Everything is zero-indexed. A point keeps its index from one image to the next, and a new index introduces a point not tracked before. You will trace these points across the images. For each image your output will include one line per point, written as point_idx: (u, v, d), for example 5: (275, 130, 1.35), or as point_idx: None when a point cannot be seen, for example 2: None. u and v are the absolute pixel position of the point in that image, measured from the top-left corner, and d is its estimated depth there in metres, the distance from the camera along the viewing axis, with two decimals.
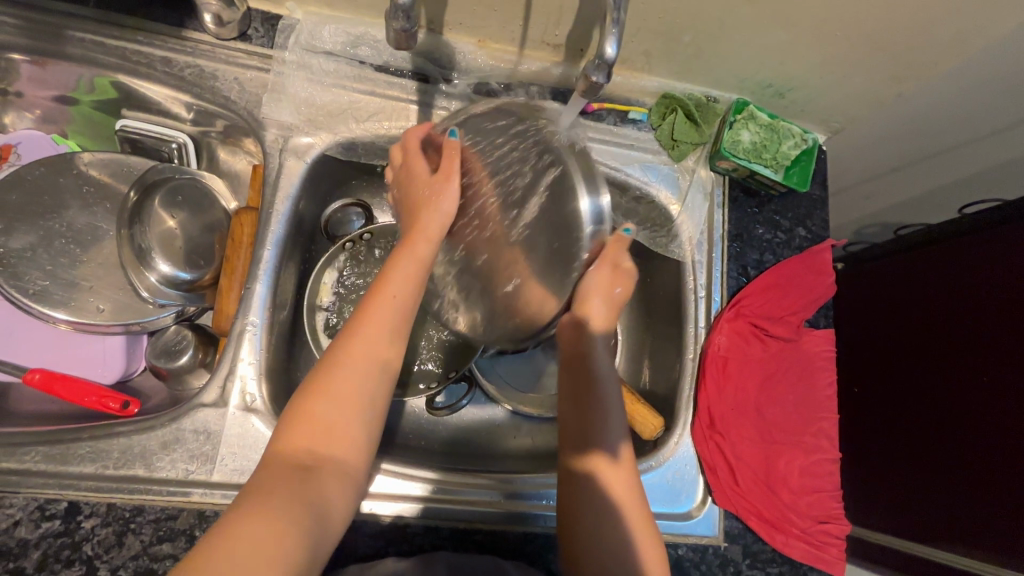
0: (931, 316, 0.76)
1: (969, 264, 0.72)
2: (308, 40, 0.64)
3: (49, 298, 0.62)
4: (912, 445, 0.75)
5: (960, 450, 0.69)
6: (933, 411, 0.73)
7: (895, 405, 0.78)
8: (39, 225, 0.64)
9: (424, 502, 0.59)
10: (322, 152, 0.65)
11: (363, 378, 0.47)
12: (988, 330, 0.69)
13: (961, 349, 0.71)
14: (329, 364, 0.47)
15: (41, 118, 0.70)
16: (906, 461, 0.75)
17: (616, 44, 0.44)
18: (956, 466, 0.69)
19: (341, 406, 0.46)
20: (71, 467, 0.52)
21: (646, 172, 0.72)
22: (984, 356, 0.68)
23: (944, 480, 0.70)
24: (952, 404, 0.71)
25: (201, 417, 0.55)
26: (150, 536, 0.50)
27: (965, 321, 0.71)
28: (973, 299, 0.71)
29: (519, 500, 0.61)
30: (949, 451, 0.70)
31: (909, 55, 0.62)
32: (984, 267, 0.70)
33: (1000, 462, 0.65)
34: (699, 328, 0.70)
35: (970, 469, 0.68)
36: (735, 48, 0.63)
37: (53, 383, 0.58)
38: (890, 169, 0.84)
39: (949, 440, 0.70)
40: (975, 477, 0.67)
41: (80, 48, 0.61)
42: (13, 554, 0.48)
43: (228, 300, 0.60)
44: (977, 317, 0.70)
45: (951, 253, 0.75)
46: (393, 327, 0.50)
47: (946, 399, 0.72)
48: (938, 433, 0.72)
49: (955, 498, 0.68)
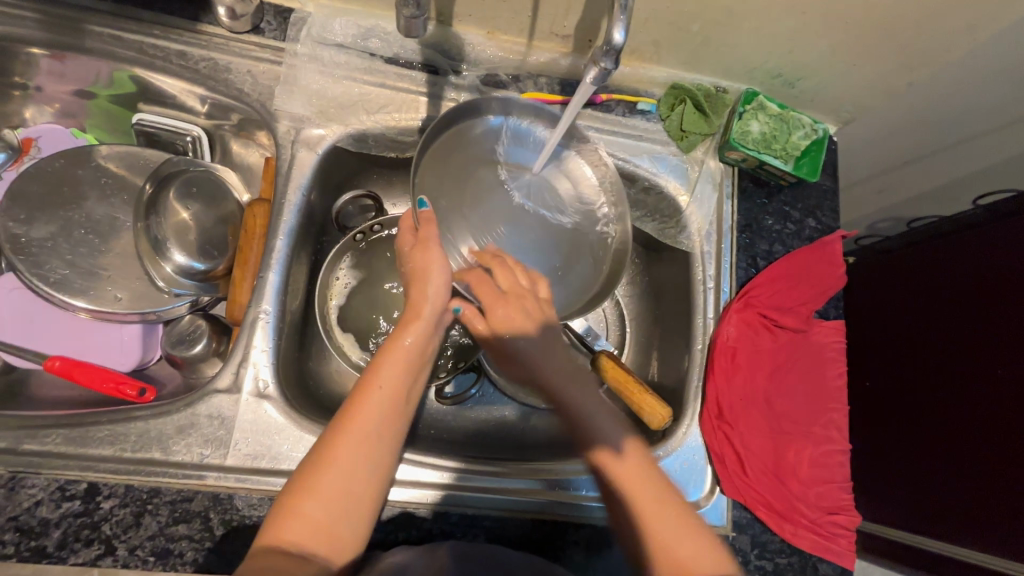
0: (944, 310, 0.75)
1: (984, 257, 0.71)
2: (319, 33, 0.65)
3: (68, 287, 0.63)
4: (926, 444, 0.73)
5: (973, 445, 0.68)
6: (945, 405, 0.72)
7: (905, 398, 0.77)
8: (60, 216, 0.65)
9: (447, 490, 0.60)
10: (333, 143, 0.66)
11: (357, 467, 0.46)
12: (1002, 324, 0.68)
13: (977, 345, 0.70)
14: (314, 456, 0.46)
15: (61, 112, 0.72)
16: (919, 457, 0.74)
17: (623, 30, 0.44)
18: (970, 459, 0.68)
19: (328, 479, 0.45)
20: (91, 449, 0.53)
21: (654, 162, 0.72)
22: (999, 348, 0.68)
23: (961, 478, 0.69)
24: (965, 399, 0.70)
25: (216, 403, 0.56)
26: (167, 517, 0.51)
27: (980, 313, 0.71)
28: (989, 293, 0.70)
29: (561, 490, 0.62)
30: (965, 448, 0.69)
31: (921, 43, 0.61)
32: (998, 259, 0.70)
33: (1012, 457, 0.64)
34: (708, 318, 0.70)
35: (982, 464, 0.67)
36: (744, 37, 0.63)
37: (73, 369, 0.60)
38: (903, 162, 0.83)
39: (967, 439, 0.69)
40: (991, 474, 0.66)
41: (99, 42, 0.62)
42: (34, 532, 0.50)
43: (242, 290, 0.62)
44: (992, 310, 0.69)
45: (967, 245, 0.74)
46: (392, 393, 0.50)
47: (959, 394, 0.71)
48: (950, 427, 0.71)
49: (970, 492, 0.68)
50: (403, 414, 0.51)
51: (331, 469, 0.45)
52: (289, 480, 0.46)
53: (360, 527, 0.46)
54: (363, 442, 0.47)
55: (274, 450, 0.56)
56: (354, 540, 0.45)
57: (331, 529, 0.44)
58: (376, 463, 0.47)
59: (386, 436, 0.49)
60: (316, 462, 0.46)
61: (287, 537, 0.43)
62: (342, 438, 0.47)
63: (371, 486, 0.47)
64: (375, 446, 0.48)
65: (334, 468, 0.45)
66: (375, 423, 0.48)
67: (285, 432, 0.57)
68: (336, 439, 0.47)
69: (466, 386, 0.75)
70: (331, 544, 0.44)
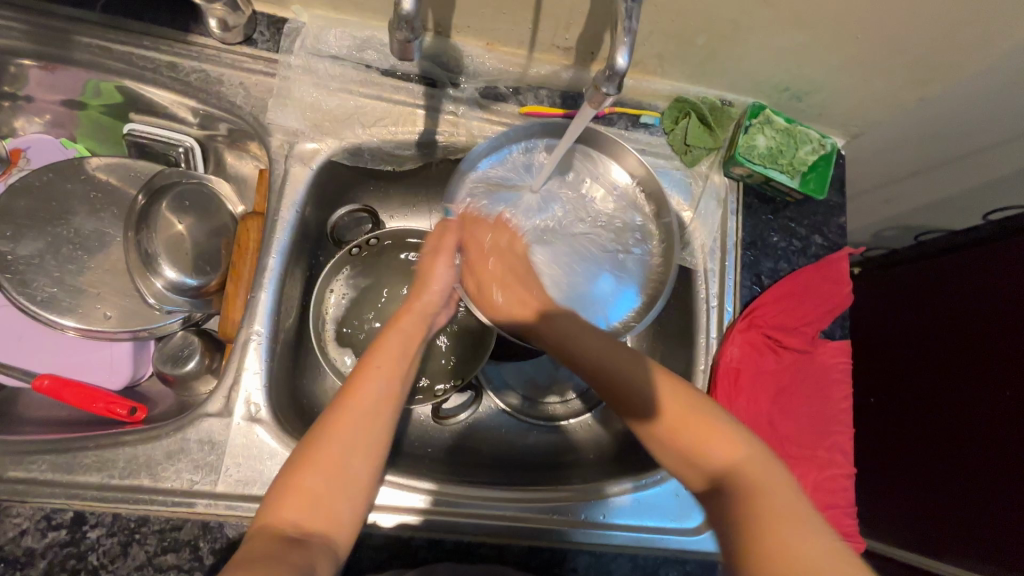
0: (944, 329, 0.74)
1: (982, 274, 0.70)
2: (313, 44, 0.63)
3: (56, 305, 0.62)
4: (927, 465, 0.73)
5: (977, 464, 0.67)
6: (941, 427, 0.72)
7: (908, 418, 0.76)
8: (47, 232, 0.64)
9: (425, 515, 0.58)
10: (327, 158, 0.64)
11: (356, 445, 0.45)
12: (999, 347, 0.66)
13: (976, 365, 0.69)
14: (313, 433, 0.45)
15: (51, 122, 0.70)
16: (925, 479, 0.73)
17: (626, 55, 0.42)
18: (967, 483, 0.67)
19: (332, 451, 0.44)
20: (77, 476, 0.52)
21: (657, 177, 0.70)
22: (997, 371, 0.66)
23: (967, 499, 0.67)
24: (960, 422, 0.69)
25: (206, 427, 0.55)
26: (155, 547, 0.50)
27: (978, 334, 0.69)
28: (986, 315, 0.69)
29: (554, 515, 0.60)
30: (968, 472, 0.67)
31: (933, 57, 0.59)
32: (995, 279, 0.68)
33: (1006, 483, 0.63)
34: (711, 337, 0.68)
35: (977, 490, 0.66)
36: (750, 50, 0.61)
37: (61, 389, 0.58)
38: (911, 175, 0.81)
39: (964, 463, 0.68)
40: (987, 499, 0.65)
41: (86, 53, 0.60)
42: (20, 563, 0.49)
43: (235, 306, 0.59)
44: (990, 331, 0.68)
45: (966, 263, 0.72)
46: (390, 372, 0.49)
47: (954, 416, 0.70)
48: (950, 452, 0.70)
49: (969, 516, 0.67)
50: (403, 394, 0.50)
51: (331, 444, 0.44)
52: (285, 462, 0.45)
53: (358, 506, 0.44)
54: (363, 416, 0.46)
55: (264, 476, 0.54)
56: (352, 520, 0.44)
57: (330, 505, 0.42)
58: (376, 437, 0.46)
59: (385, 414, 0.47)
60: (316, 437, 0.44)
61: (285, 517, 0.41)
62: (342, 414, 0.46)
63: (370, 464, 0.45)
64: (376, 423, 0.46)
65: (333, 441, 0.44)
66: (374, 401, 0.47)
67: (277, 457, 0.55)
68: (334, 415, 0.46)
69: (464, 405, 0.74)
70: (330, 522, 0.42)
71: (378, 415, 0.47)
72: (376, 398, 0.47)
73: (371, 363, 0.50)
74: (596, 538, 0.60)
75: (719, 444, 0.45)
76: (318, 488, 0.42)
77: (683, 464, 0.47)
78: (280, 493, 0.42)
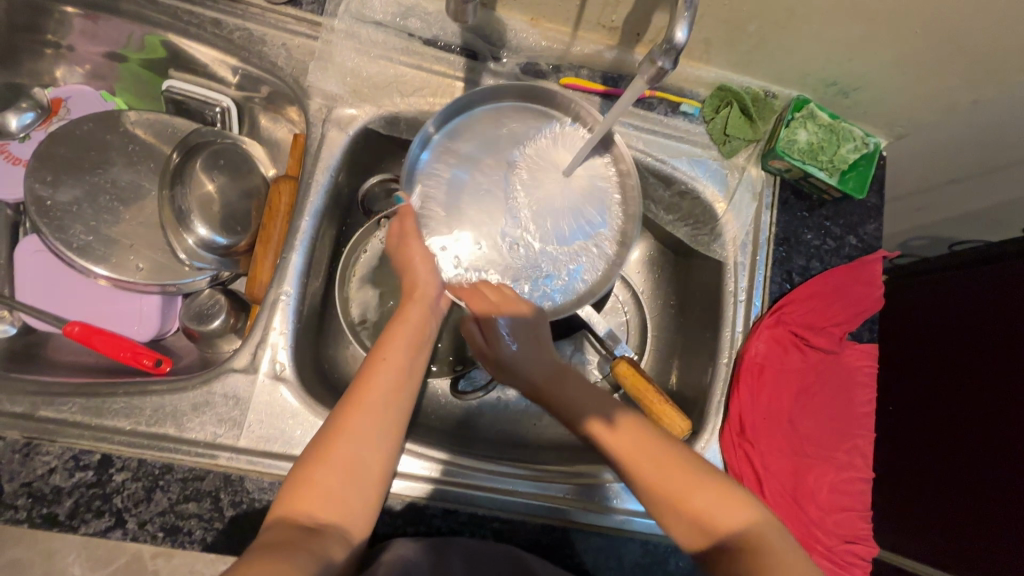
0: (952, 334, 0.74)
1: (1006, 291, 0.69)
2: (358, 8, 0.63)
3: (91, 253, 0.63)
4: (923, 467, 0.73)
5: (973, 469, 0.68)
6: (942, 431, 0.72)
7: (914, 422, 0.76)
8: (86, 180, 0.64)
9: (434, 484, 0.59)
10: (365, 124, 0.64)
11: (368, 438, 0.46)
12: (1002, 354, 0.68)
13: (989, 375, 0.69)
14: (326, 432, 0.47)
15: (90, 73, 0.71)
16: (919, 479, 0.74)
17: (686, 28, 0.42)
18: (966, 489, 0.68)
19: (350, 446, 0.46)
20: (106, 420, 0.53)
21: (693, 166, 0.69)
22: (997, 377, 0.68)
23: (963, 504, 0.68)
24: (961, 427, 0.71)
25: (231, 382, 0.56)
26: (177, 494, 0.51)
27: (984, 343, 0.70)
28: (994, 324, 0.69)
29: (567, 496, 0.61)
30: (969, 478, 0.68)
31: (994, 59, 0.57)
32: (1007, 288, 0.69)
33: (1004, 486, 0.65)
34: (736, 332, 0.67)
35: (977, 493, 0.67)
36: (801, 41, 0.60)
37: (91, 335, 0.59)
38: (953, 182, 0.79)
39: (965, 466, 0.69)
40: (990, 504, 0.66)
41: (133, 4, 0.61)
42: (47, 499, 0.50)
43: (263, 268, 0.61)
44: (997, 340, 0.69)
45: (982, 276, 0.72)
46: (396, 372, 0.50)
47: (957, 421, 0.71)
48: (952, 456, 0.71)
49: (969, 523, 0.67)
50: (410, 390, 0.51)
51: (343, 441, 0.46)
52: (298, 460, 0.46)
53: (371, 500, 0.46)
54: (370, 413, 0.47)
55: (286, 435, 0.55)
56: (366, 510, 0.45)
57: (343, 496, 0.44)
58: (385, 430, 0.48)
59: (396, 408, 0.49)
60: (329, 434, 0.46)
61: (301, 509, 0.43)
62: (352, 410, 0.47)
63: (382, 456, 0.47)
64: (385, 415, 0.48)
65: (346, 437, 0.46)
66: (381, 398, 0.48)
67: (299, 418, 0.56)
68: (343, 413, 0.47)
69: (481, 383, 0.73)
70: (345, 512, 0.44)
71: (388, 417, 0.48)
72: (383, 394, 0.48)
73: (378, 357, 0.51)
74: (610, 523, 0.60)
75: (721, 508, 0.48)
76: (331, 484, 0.44)
77: (691, 531, 0.48)
78: (296, 486, 0.44)
